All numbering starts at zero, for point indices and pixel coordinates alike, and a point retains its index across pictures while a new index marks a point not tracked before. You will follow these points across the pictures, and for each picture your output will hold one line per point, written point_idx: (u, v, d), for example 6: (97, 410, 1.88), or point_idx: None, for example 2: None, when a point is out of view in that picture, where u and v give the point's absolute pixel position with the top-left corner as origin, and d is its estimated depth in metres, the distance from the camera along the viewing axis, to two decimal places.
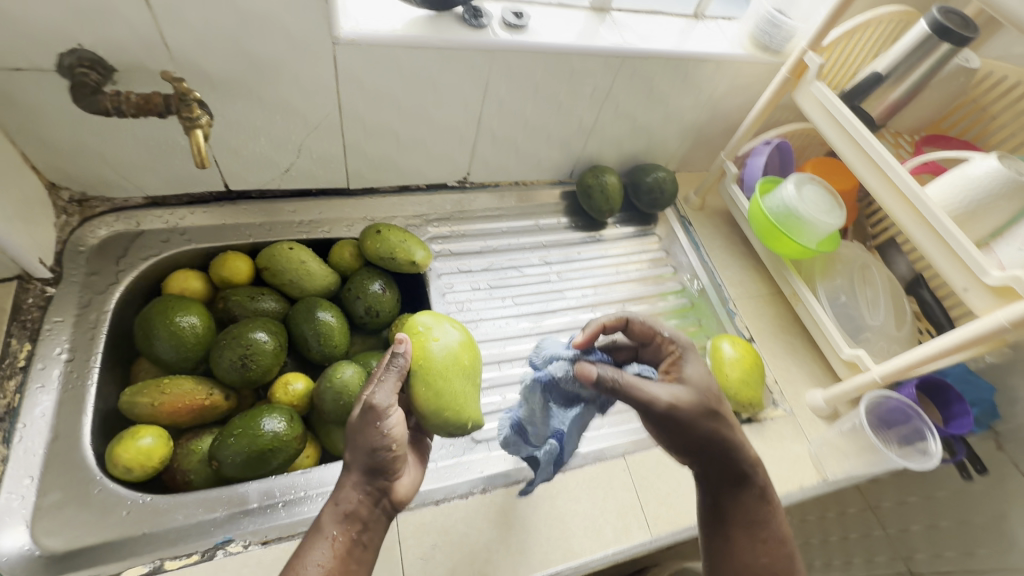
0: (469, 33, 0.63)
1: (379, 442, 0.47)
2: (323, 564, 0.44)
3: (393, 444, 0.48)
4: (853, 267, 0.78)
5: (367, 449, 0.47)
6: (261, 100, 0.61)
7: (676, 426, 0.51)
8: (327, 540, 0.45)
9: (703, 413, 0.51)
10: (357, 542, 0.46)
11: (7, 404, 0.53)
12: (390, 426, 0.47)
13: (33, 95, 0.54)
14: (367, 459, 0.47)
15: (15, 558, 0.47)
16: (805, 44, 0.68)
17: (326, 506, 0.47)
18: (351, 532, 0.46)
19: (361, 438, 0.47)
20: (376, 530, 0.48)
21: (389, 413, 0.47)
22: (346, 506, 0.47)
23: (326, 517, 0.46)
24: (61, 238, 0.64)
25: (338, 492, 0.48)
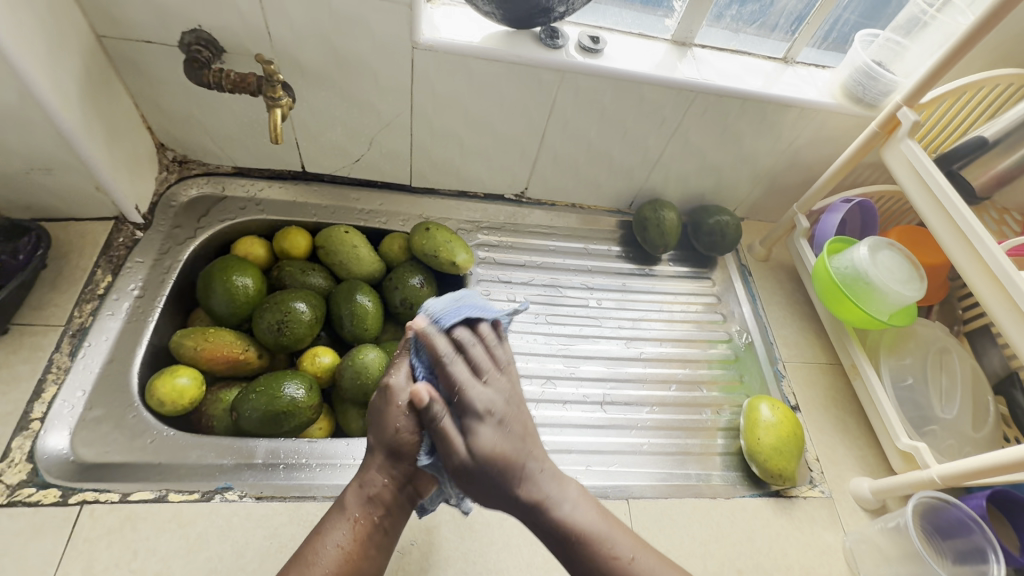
0: (543, 52, 0.65)
1: (401, 424, 0.48)
2: (342, 544, 0.46)
3: (418, 426, 0.48)
4: (930, 348, 0.69)
5: (392, 430, 0.48)
6: (342, 92, 0.67)
7: (486, 488, 0.46)
8: (348, 522, 0.47)
9: (506, 484, 0.46)
10: (378, 526, 0.48)
11: (81, 323, 0.61)
12: (412, 407, 0.48)
13: (157, 64, 0.62)
14: (390, 442, 0.48)
15: (53, 457, 0.52)
16: (900, 99, 0.63)
17: (351, 487, 0.49)
18: (373, 515, 0.48)
19: (386, 420, 0.48)
20: (398, 514, 0.49)
21: (410, 393, 0.49)
22: (370, 489, 0.48)
23: (349, 498, 0.48)
24: (159, 191, 0.72)
25: (363, 474, 0.49)
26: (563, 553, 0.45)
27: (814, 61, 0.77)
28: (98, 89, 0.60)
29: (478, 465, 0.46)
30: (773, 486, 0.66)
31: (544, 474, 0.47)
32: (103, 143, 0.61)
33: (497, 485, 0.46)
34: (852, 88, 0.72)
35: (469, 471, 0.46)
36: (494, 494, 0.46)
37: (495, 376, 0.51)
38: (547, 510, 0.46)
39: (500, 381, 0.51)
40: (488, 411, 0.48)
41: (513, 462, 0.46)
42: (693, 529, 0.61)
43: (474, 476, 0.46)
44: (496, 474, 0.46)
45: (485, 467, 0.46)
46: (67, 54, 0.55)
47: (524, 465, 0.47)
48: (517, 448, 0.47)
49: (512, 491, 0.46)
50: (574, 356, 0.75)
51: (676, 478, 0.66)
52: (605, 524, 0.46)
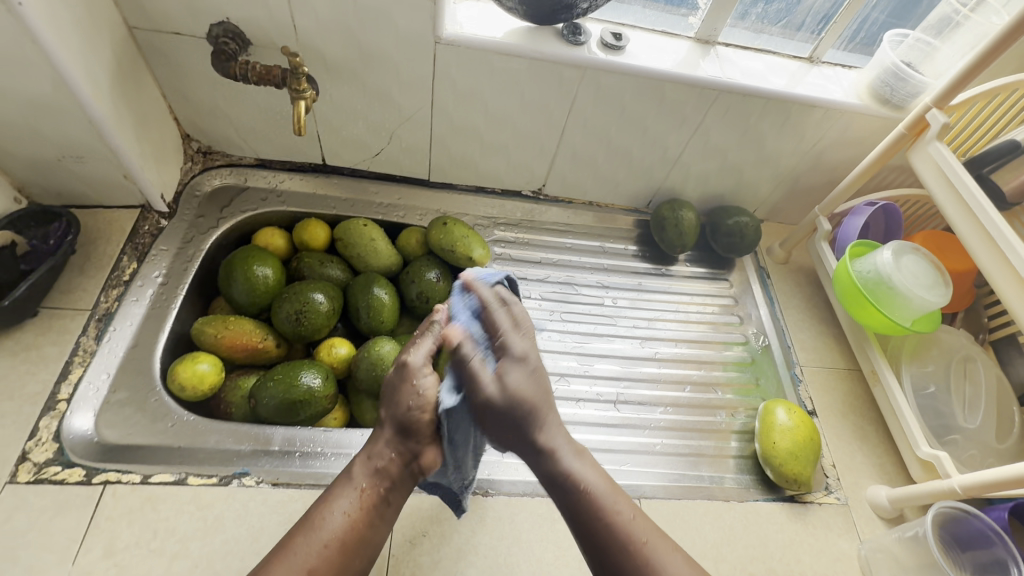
0: (565, 48, 0.65)
1: (413, 400, 0.50)
2: (348, 512, 0.46)
3: (427, 405, 0.50)
4: (953, 356, 0.67)
5: (403, 406, 0.50)
6: (364, 86, 0.67)
7: (502, 422, 0.49)
8: (356, 491, 0.47)
9: (525, 423, 0.49)
10: (383, 498, 0.48)
11: (107, 308, 0.62)
12: (424, 386, 0.50)
13: (185, 56, 0.63)
14: (401, 417, 0.49)
15: (78, 438, 0.54)
16: (930, 100, 0.61)
17: (358, 459, 0.49)
18: (379, 487, 0.48)
19: (398, 395, 0.50)
20: (402, 490, 0.50)
21: (423, 373, 0.51)
22: (378, 461, 0.49)
23: (357, 469, 0.48)
24: (183, 180, 0.74)
25: (371, 447, 0.50)
26: (565, 500, 0.47)
27: (840, 62, 0.76)
28: (128, 79, 0.61)
29: (502, 401, 0.48)
30: (788, 491, 0.65)
31: (557, 431, 0.50)
32: (132, 132, 0.62)
33: (514, 422, 0.49)
34: (879, 89, 0.71)
35: (492, 409, 0.48)
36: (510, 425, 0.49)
37: (517, 338, 0.51)
38: (556, 457, 0.48)
39: (521, 342, 0.51)
40: (524, 358, 0.50)
41: (536, 403, 0.49)
42: (705, 530, 0.61)
43: (500, 412, 0.48)
44: (519, 413, 0.48)
45: (506, 404, 0.48)
46: (99, 44, 0.56)
47: (544, 414, 0.49)
48: (540, 395, 0.50)
49: (530, 428, 0.49)
50: (588, 354, 0.75)
51: (689, 479, 0.66)
52: (610, 489, 0.47)
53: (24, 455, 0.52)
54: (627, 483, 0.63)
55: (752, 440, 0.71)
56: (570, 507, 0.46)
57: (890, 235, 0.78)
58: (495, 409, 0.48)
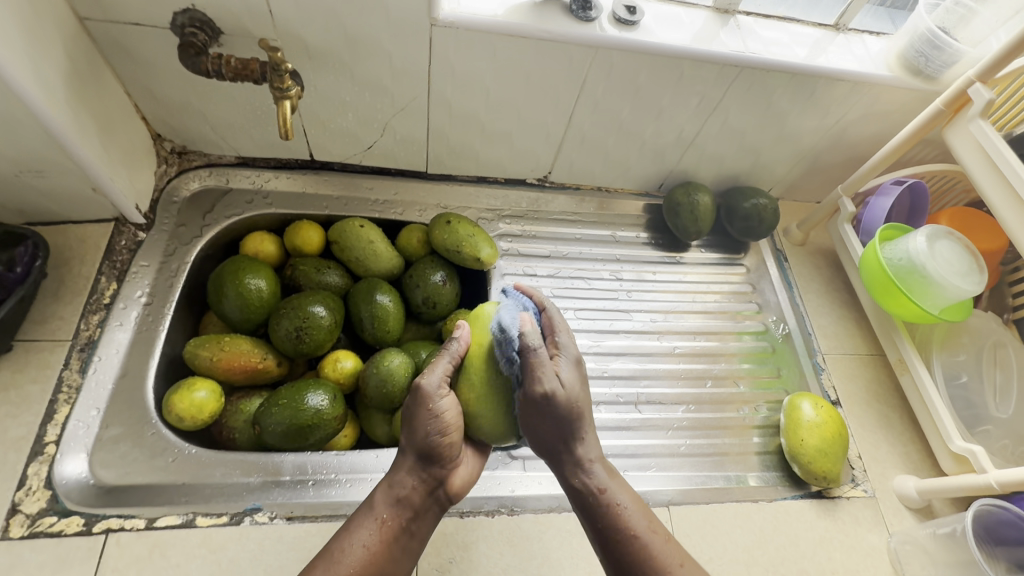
0: (574, 25, 0.59)
1: (431, 427, 0.46)
2: (369, 544, 0.44)
3: (447, 431, 0.47)
4: (983, 343, 0.66)
5: (421, 433, 0.46)
6: (353, 75, 0.61)
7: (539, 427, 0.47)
8: (376, 521, 0.45)
9: (568, 433, 0.47)
10: (406, 528, 0.46)
11: (89, 336, 0.57)
12: (443, 410, 0.46)
13: (148, 49, 0.56)
14: (422, 445, 0.47)
15: (72, 483, 0.50)
16: (972, 74, 0.56)
17: (379, 486, 0.47)
18: (400, 517, 0.46)
19: (416, 423, 0.47)
20: (425, 519, 0.48)
21: (442, 397, 0.47)
22: (399, 490, 0.47)
23: (378, 497, 0.47)
24: (159, 186, 0.67)
25: (393, 474, 0.48)
26: (590, 511, 0.48)
27: (868, 28, 0.70)
28: (85, 79, 0.54)
29: (540, 416, 0.46)
30: (816, 487, 0.64)
31: (593, 447, 0.49)
32: (96, 140, 0.56)
33: (560, 425, 0.46)
34: (912, 59, 0.66)
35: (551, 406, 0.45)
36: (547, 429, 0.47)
37: (557, 365, 0.46)
38: (591, 472, 0.48)
39: (564, 371, 0.46)
40: (566, 381, 0.46)
41: (581, 412, 0.47)
42: (736, 534, 0.59)
43: (553, 409, 0.45)
44: (567, 427, 0.46)
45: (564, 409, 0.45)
46: (47, 43, 0.49)
47: (586, 429, 0.48)
48: (585, 412, 0.47)
49: (566, 443, 0.47)
50: (605, 353, 0.72)
51: (714, 480, 0.64)
52: (638, 507, 0.48)
53: (15, 506, 0.48)
54: (653, 490, 0.62)
55: (776, 434, 0.69)
56: (594, 519, 0.48)
57: (914, 215, 0.74)
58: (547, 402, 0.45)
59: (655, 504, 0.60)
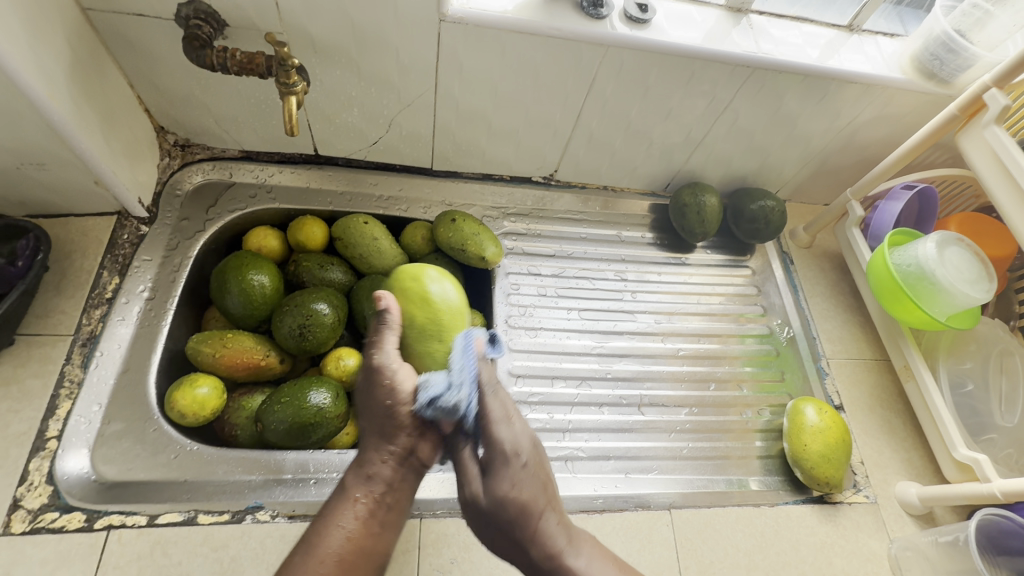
0: (585, 23, 0.58)
1: (389, 398, 0.42)
2: (345, 528, 0.39)
3: (406, 399, 0.42)
4: (990, 351, 0.66)
5: (381, 406, 0.42)
6: (360, 71, 0.60)
7: (486, 538, 0.40)
8: (350, 501, 0.40)
9: (516, 535, 0.39)
10: (383, 503, 0.41)
11: (91, 330, 0.57)
12: (396, 380, 0.43)
13: (151, 39, 0.55)
14: (381, 415, 0.42)
15: (74, 478, 0.50)
16: (988, 79, 0.56)
17: (350, 467, 0.42)
18: (375, 493, 0.41)
19: (372, 400, 0.43)
20: (404, 493, 0.42)
21: (392, 370, 0.43)
22: (370, 468, 0.41)
23: (349, 478, 0.41)
24: (162, 179, 0.67)
25: (361, 453, 0.43)
26: None
27: (882, 30, 0.69)
28: (88, 71, 0.53)
29: (491, 505, 0.39)
30: (817, 492, 0.63)
31: (558, 529, 0.40)
32: (98, 133, 0.55)
33: (507, 530, 0.39)
34: (926, 62, 0.64)
35: (481, 511, 0.40)
36: (496, 541, 0.40)
37: (507, 428, 0.42)
38: (568, 566, 0.39)
39: (512, 431, 0.42)
40: (515, 451, 0.41)
41: (530, 507, 0.39)
42: (737, 538, 0.59)
43: (485, 517, 0.40)
44: (514, 517, 0.39)
45: (502, 511, 0.39)
46: (50, 34, 0.48)
47: (541, 516, 0.39)
48: (538, 496, 0.40)
49: (521, 539, 0.39)
50: (608, 354, 0.72)
51: (716, 484, 0.64)
52: None
53: (16, 502, 0.48)
54: (654, 493, 0.61)
55: (778, 438, 0.69)
56: None
57: (923, 221, 0.74)
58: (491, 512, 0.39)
59: (656, 507, 0.60)
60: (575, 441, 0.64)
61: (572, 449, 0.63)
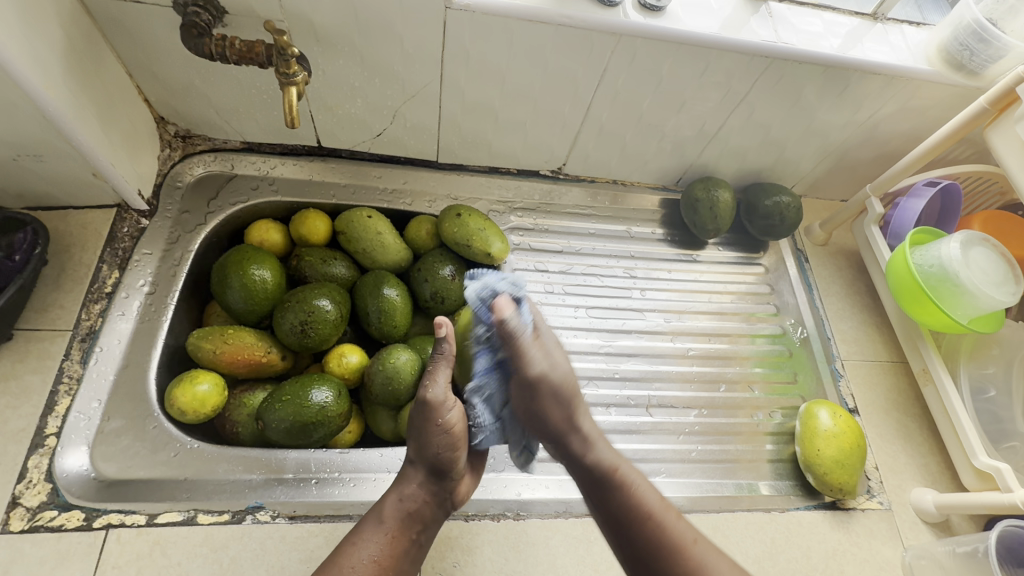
0: (597, 10, 0.55)
1: (443, 439, 0.48)
2: (378, 557, 0.44)
3: (455, 443, 0.48)
4: (1014, 355, 0.64)
5: (433, 447, 0.48)
6: (363, 60, 0.58)
7: (543, 408, 0.50)
8: (384, 533, 0.45)
9: (566, 410, 0.50)
10: (413, 540, 0.47)
11: (90, 326, 0.56)
12: (451, 424, 0.48)
13: (148, 28, 0.54)
14: (432, 458, 0.48)
15: (74, 476, 0.49)
16: (1023, 71, 0.53)
17: (388, 498, 0.48)
18: (411, 530, 0.47)
19: (426, 437, 0.48)
20: (431, 529, 0.48)
21: (448, 409, 0.48)
22: (410, 503, 0.47)
23: (386, 508, 0.47)
24: (162, 171, 0.65)
25: (402, 486, 0.48)
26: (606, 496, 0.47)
27: (907, 18, 0.66)
28: (84, 61, 0.52)
29: (540, 382, 0.49)
30: (830, 497, 0.62)
31: (593, 424, 0.51)
32: (95, 125, 0.54)
33: (557, 400, 0.50)
34: (954, 53, 0.61)
35: (541, 386, 0.49)
36: (553, 411, 0.50)
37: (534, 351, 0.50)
38: (597, 449, 0.49)
39: (542, 356, 0.50)
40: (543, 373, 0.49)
41: (574, 392, 0.50)
42: (747, 544, 0.58)
43: (544, 390, 0.49)
44: (562, 399, 0.50)
45: (556, 386, 0.49)
46: (44, 22, 0.47)
47: (580, 403, 0.50)
48: (573, 392, 0.50)
49: (571, 417, 0.50)
50: (616, 353, 0.70)
51: (725, 488, 0.63)
52: (661, 502, 0.46)
53: (14, 500, 0.48)
54: (662, 497, 0.60)
55: (790, 442, 0.67)
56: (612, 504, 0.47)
57: (944, 219, 0.71)
58: (541, 388, 0.49)
59: None
60: None
61: None
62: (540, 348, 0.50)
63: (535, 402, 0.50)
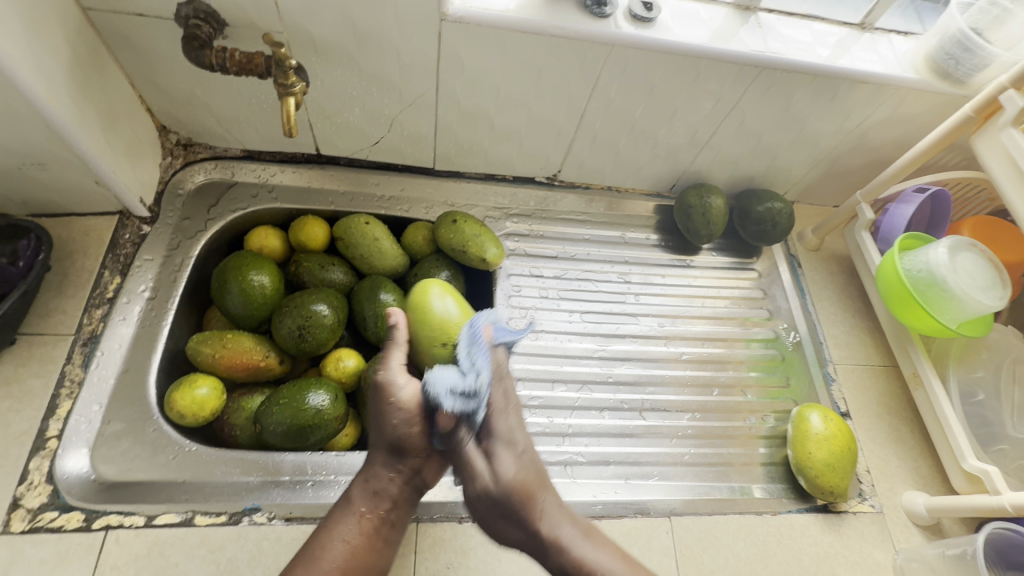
0: (588, 21, 0.57)
1: (397, 417, 0.44)
2: (349, 540, 0.43)
3: (413, 420, 0.44)
4: (1003, 359, 0.64)
5: (389, 425, 0.44)
6: (361, 70, 0.60)
7: (499, 526, 0.42)
8: (355, 516, 0.44)
9: (519, 519, 0.41)
10: (385, 520, 0.45)
11: (92, 330, 0.57)
12: (404, 400, 0.44)
13: (151, 40, 0.55)
14: (390, 439, 0.45)
15: (74, 478, 0.50)
16: (1006, 80, 0.54)
17: (356, 482, 0.46)
18: (380, 509, 0.45)
19: (382, 418, 0.45)
20: (404, 508, 0.47)
21: (400, 386, 0.44)
22: (376, 485, 0.45)
23: (355, 493, 0.45)
24: (164, 178, 0.67)
25: (368, 469, 0.46)
26: None
27: (895, 28, 0.67)
28: (88, 72, 0.53)
29: (500, 491, 0.42)
30: (822, 501, 0.62)
31: (559, 516, 0.42)
32: (99, 134, 0.55)
33: (509, 513, 0.42)
34: (940, 62, 0.63)
35: (490, 500, 0.42)
36: (508, 527, 0.42)
37: (504, 418, 0.45)
38: (563, 549, 0.40)
39: (509, 422, 0.46)
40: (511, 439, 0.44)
41: (529, 491, 0.42)
42: (738, 547, 0.58)
43: (497, 505, 0.42)
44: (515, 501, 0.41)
45: (504, 494, 0.42)
46: (49, 34, 0.48)
47: (541, 500, 0.42)
48: (538, 479, 0.43)
49: (524, 523, 0.41)
50: (610, 357, 0.71)
51: (719, 491, 0.63)
52: (631, 569, 0.39)
53: (16, 501, 0.49)
54: (655, 499, 0.61)
55: (783, 445, 0.68)
56: None
57: (934, 225, 0.72)
58: (493, 499, 0.42)
59: (657, 514, 0.59)
60: (575, 445, 0.63)
61: (571, 454, 0.62)
62: (491, 453, 0.44)
63: (497, 509, 0.42)
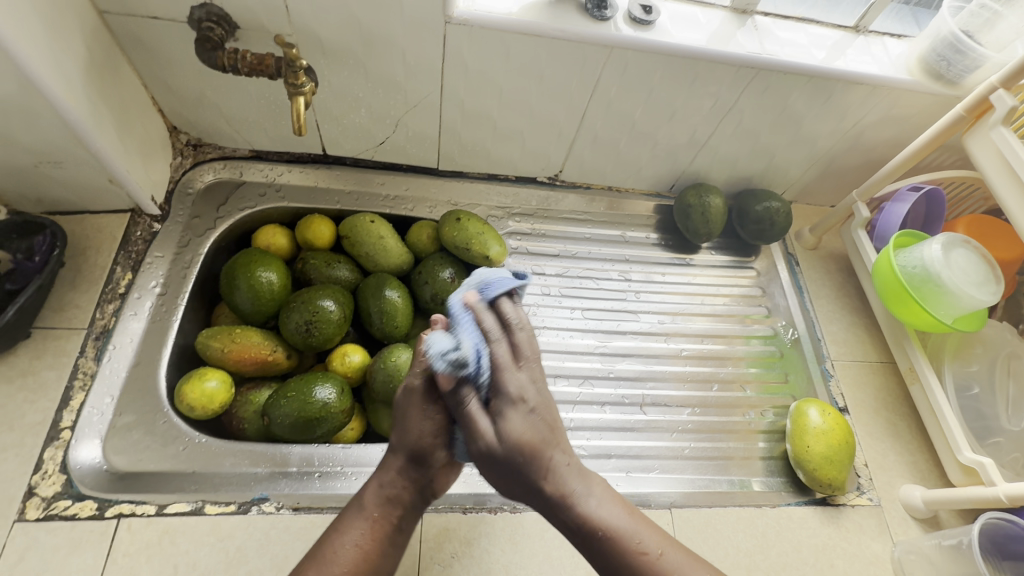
0: (589, 24, 0.58)
1: (427, 427, 0.45)
2: (359, 544, 0.43)
3: (441, 431, 0.45)
4: (998, 354, 0.65)
5: (417, 432, 0.45)
6: (367, 72, 0.61)
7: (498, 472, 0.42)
8: (366, 520, 0.44)
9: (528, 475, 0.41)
10: (396, 527, 0.45)
11: (104, 325, 0.58)
12: (437, 411, 0.45)
13: (164, 42, 0.57)
14: (411, 446, 0.45)
15: (87, 468, 0.51)
16: (995, 80, 0.55)
17: (368, 485, 0.46)
18: (391, 516, 0.45)
19: (409, 424, 0.45)
20: (413, 516, 0.46)
21: (428, 399, 0.45)
22: (391, 490, 0.45)
23: (368, 497, 0.45)
24: (174, 178, 0.68)
25: (382, 473, 0.46)
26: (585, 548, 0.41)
27: (888, 31, 0.69)
28: (103, 73, 0.55)
29: (504, 451, 0.41)
30: (820, 494, 0.63)
31: (568, 469, 0.42)
32: (113, 133, 0.57)
33: (516, 473, 0.41)
34: (933, 63, 0.64)
35: (491, 458, 0.41)
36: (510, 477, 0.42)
37: (514, 375, 0.43)
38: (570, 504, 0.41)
39: (519, 378, 0.43)
40: (522, 398, 0.42)
41: (538, 449, 0.41)
42: (738, 538, 0.59)
43: (498, 462, 0.41)
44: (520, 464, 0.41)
45: (507, 454, 0.41)
46: (67, 36, 0.50)
47: (549, 456, 0.41)
48: (545, 437, 0.42)
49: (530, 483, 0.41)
50: (611, 354, 0.72)
51: (718, 485, 0.64)
52: (632, 519, 0.41)
53: (31, 489, 0.50)
54: (656, 492, 0.62)
55: (782, 440, 0.69)
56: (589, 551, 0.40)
57: (929, 223, 0.73)
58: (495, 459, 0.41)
59: (657, 506, 0.60)
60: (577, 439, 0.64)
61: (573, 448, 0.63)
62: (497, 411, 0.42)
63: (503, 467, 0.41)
